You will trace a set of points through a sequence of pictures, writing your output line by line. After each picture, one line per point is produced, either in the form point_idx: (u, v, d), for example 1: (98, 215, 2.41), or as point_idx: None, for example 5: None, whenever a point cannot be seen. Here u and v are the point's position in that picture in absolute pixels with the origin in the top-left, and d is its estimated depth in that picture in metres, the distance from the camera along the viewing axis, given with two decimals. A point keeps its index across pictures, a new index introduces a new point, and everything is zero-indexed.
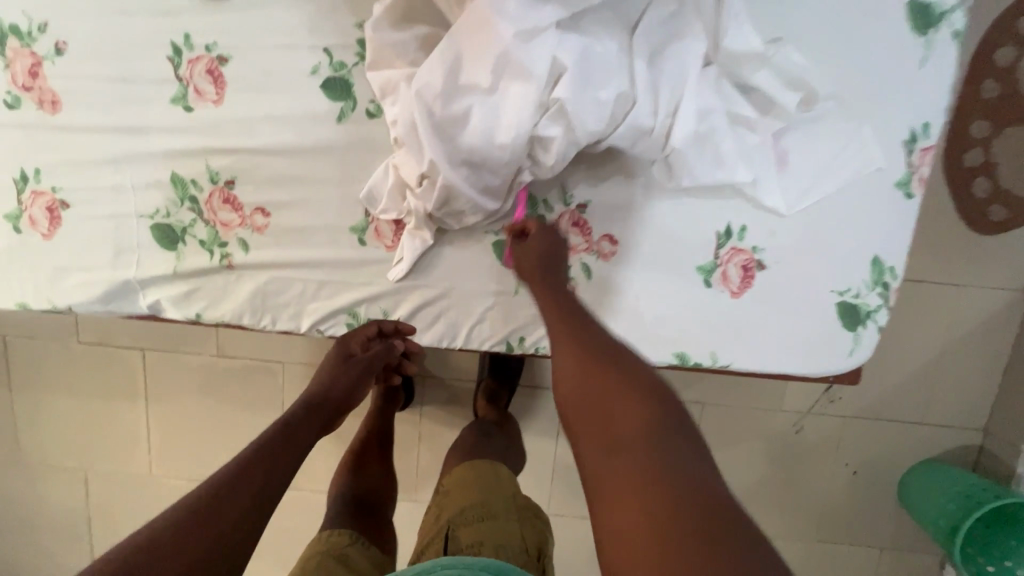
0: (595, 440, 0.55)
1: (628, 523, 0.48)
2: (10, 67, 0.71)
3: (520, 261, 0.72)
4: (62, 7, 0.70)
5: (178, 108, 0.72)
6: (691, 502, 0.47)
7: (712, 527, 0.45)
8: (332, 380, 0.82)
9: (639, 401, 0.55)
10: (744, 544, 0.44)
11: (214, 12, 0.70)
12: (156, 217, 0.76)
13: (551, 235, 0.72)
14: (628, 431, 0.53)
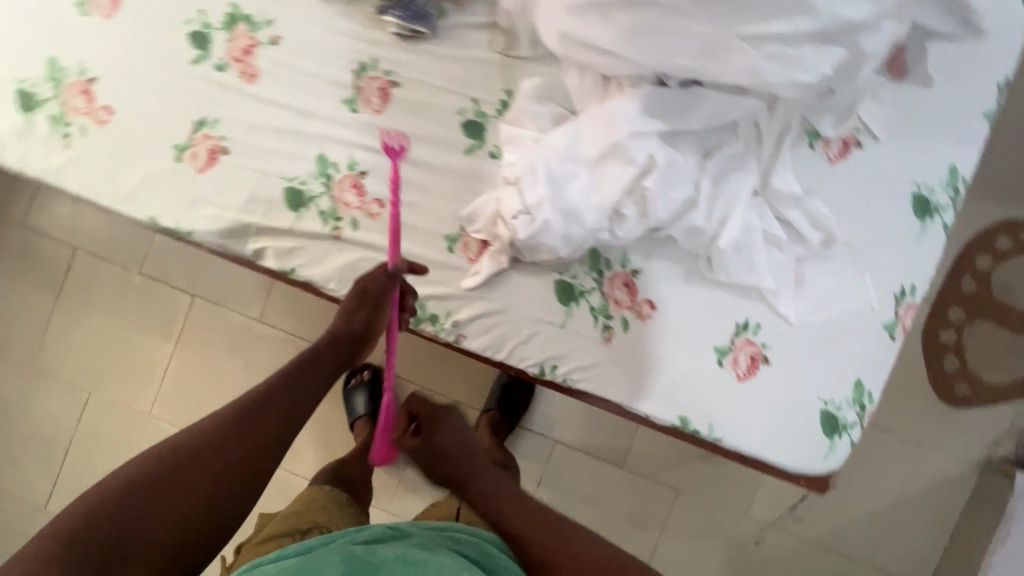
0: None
1: None
2: (231, 42, 0.91)
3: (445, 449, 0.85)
4: (289, 13, 0.91)
5: (346, 108, 0.91)
6: None
7: None
8: (351, 314, 0.86)
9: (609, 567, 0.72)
10: None
11: (401, 49, 0.90)
12: (292, 182, 0.92)
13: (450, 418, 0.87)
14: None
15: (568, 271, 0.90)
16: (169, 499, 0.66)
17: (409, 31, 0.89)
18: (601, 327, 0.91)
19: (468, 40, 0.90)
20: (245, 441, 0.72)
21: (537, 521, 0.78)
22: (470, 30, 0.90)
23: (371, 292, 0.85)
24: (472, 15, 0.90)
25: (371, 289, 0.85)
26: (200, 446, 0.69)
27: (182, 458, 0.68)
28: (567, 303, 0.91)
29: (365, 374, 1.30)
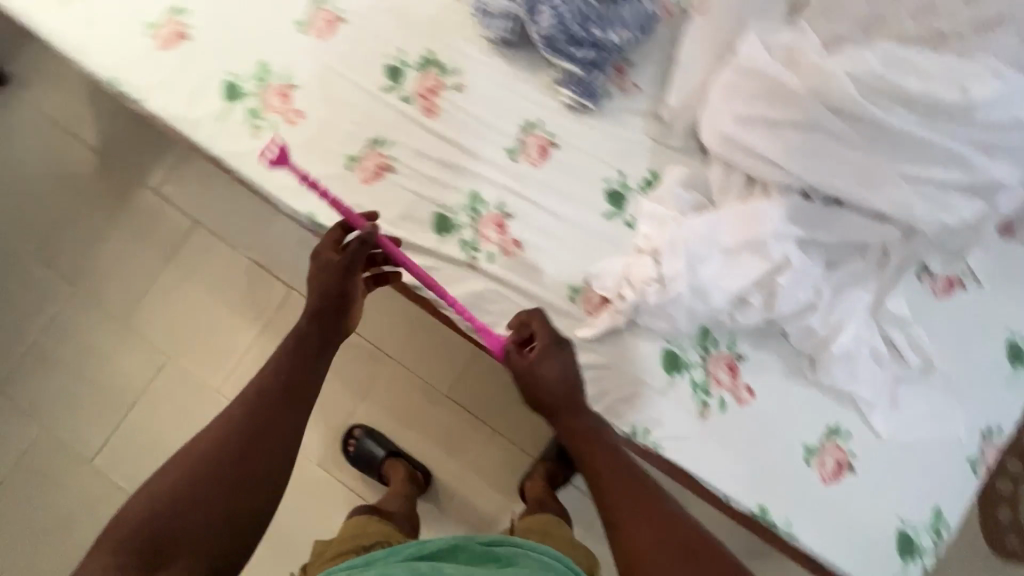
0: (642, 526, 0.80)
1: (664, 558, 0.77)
2: (421, 81, 1.04)
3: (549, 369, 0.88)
4: (477, 68, 1.04)
5: (506, 156, 1.02)
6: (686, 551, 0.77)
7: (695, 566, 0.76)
8: (323, 283, 0.89)
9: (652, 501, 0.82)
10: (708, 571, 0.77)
11: (566, 117, 1.02)
12: (442, 209, 1.01)
13: (559, 350, 0.89)
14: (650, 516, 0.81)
15: (676, 342, 0.96)
16: (199, 503, 0.73)
17: (577, 104, 1.01)
18: (699, 403, 0.95)
19: (626, 123, 1.02)
20: (237, 438, 0.79)
21: (618, 477, 0.84)
22: (630, 114, 1.02)
23: (324, 261, 0.89)
24: (634, 102, 1.02)
25: (331, 259, 0.89)
26: (198, 464, 0.76)
27: (193, 479, 0.75)
28: (671, 373, 0.96)
29: (357, 433, 1.32)
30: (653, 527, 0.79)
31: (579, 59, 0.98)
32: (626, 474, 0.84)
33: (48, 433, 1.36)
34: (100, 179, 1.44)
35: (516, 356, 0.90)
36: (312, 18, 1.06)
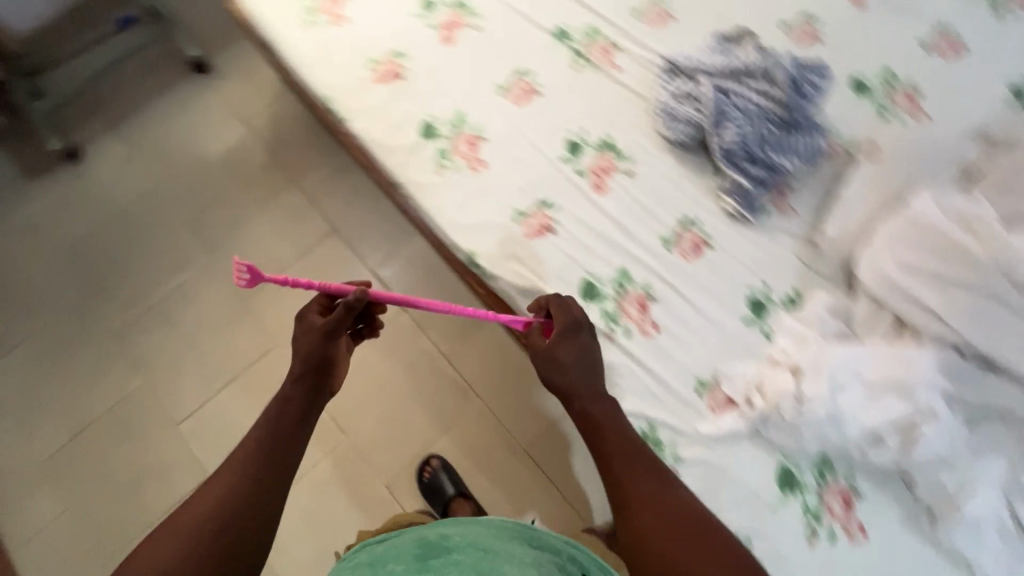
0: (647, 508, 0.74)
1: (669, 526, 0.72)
2: (596, 159, 1.13)
3: (567, 350, 0.86)
4: (648, 160, 1.13)
5: (660, 243, 1.08)
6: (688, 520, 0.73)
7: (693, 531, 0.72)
8: (305, 349, 0.86)
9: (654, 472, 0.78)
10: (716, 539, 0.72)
11: (724, 222, 1.09)
12: (591, 277, 1.07)
13: (576, 334, 0.88)
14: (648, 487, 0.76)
15: (794, 461, 0.96)
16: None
17: (735, 214, 1.08)
18: (809, 529, 0.93)
19: (779, 240, 1.08)
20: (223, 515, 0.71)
21: (634, 463, 0.79)
22: (784, 234, 1.08)
23: (314, 326, 0.87)
24: (790, 223, 1.08)
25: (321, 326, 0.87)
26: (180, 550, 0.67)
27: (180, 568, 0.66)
28: (785, 492, 0.95)
29: (434, 463, 1.35)
30: (661, 509, 0.74)
31: (751, 175, 1.06)
32: (636, 455, 0.79)
33: (146, 388, 1.43)
34: (262, 171, 1.59)
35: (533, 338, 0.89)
36: (512, 85, 1.19)
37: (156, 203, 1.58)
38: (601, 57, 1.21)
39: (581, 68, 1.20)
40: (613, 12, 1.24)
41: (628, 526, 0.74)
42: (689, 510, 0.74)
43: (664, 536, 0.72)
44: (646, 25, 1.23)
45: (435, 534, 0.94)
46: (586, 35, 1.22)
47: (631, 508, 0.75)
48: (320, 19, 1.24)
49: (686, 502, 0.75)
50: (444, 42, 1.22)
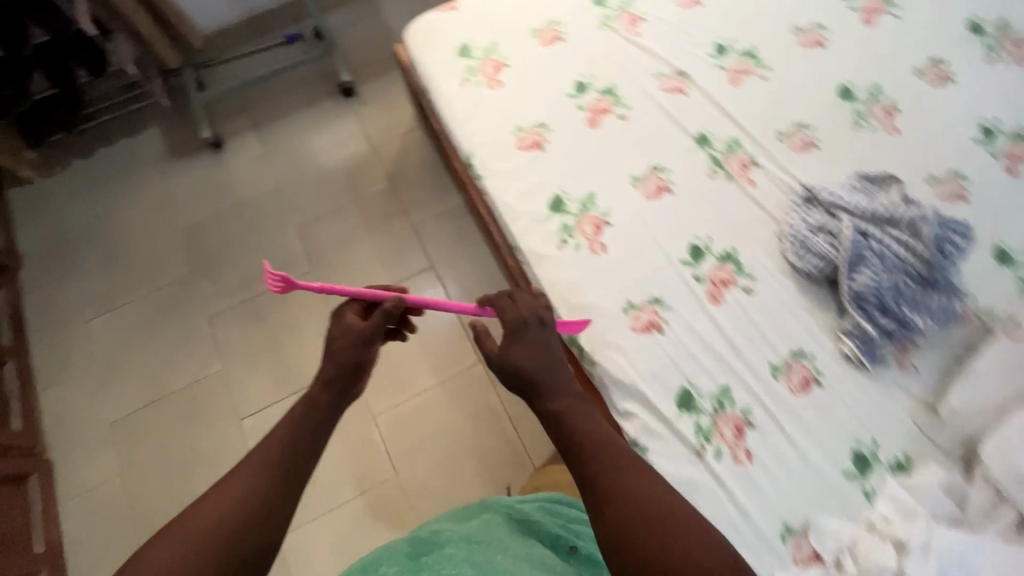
0: (610, 494, 0.72)
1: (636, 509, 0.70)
2: (718, 270, 1.12)
3: (522, 356, 0.84)
4: (772, 282, 1.11)
5: (769, 370, 1.05)
6: (649, 497, 0.72)
7: (659, 508, 0.70)
8: (336, 352, 0.84)
9: (607, 449, 0.77)
10: (682, 515, 0.70)
11: (840, 364, 1.05)
12: (690, 387, 1.04)
13: (530, 333, 0.86)
14: (604, 469, 0.74)
15: None
16: None
17: (852, 359, 1.04)
18: None
19: (896, 397, 1.03)
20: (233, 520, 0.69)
21: (594, 453, 0.76)
22: (902, 391, 1.03)
23: (350, 328, 0.84)
24: (909, 382, 1.04)
25: (359, 329, 0.84)
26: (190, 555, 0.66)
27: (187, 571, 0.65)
28: None
29: None
30: (632, 498, 0.71)
31: (879, 324, 1.03)
32: (597, 442, 0.77)
33: (222, 376, 1.48)
34: (378, 197, 1.68)
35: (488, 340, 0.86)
36: (646, 178, 1.21)
37: (275, 204, 1.67)
38: (738, 169, 1.22)
39: (717, 176, 1.21)
40: (757, 129, 1.26)
41: (610, 526, 0.70)
42: (664, 500, 0.71)
43: (645, 528, 0.69)
44: (787, 148, 1.24)
45: (427, 534, 0.92)
46: (726, 145, 1.24)
47: (611, 509, 0.71)
48: (478, 79, 1.31)
49: (652, 486, 0.73)
50: (588, 124, 1.27)
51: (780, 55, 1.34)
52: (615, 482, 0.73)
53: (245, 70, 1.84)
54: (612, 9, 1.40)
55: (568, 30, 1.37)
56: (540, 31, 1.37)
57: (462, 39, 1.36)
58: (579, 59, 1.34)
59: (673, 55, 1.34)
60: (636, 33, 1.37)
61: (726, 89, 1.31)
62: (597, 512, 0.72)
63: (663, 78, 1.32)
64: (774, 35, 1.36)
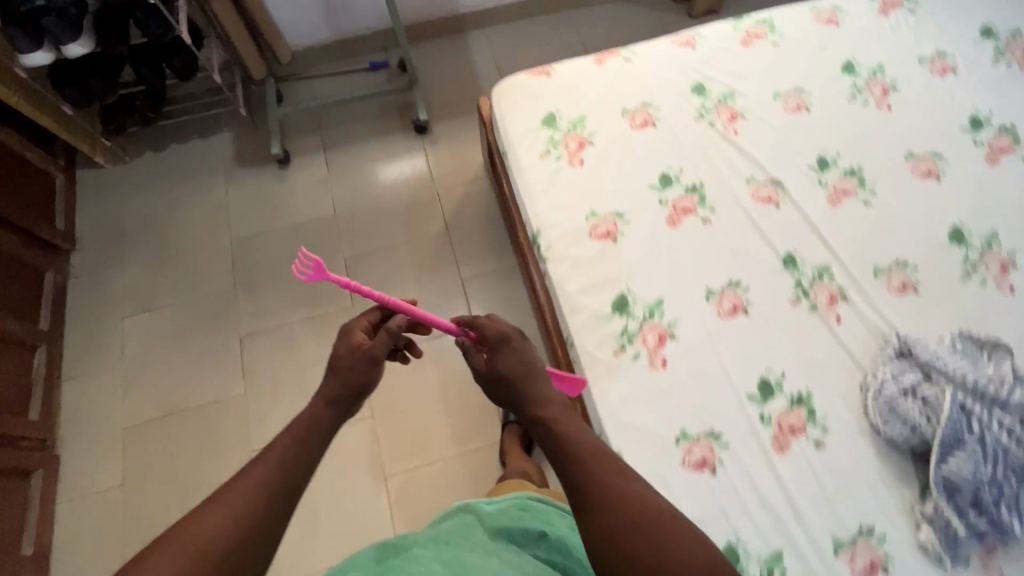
0: (595, 505, 0.66)
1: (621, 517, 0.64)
2: (787, 415, 1.01)
3: (505, 365, 0.80)
4: (847, 440, 0.99)
5: (831, 544, 0.93)
6: (636, 506, 0.65)
7: (648, 518, 0.64)
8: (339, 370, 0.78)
9: (589, 451, 0.71)
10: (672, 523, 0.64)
11: (915, 555, 0.92)
12: (738, 544, 0.93)
13: (512, 343, 0.82)
14: (589, 474, 0.69)
15: None
16: None
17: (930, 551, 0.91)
18: None
19: None
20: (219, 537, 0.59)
21: (573, 451, 0.71)
22: None
23: (361, 349, 0.78)
24: None
25: (369, 350, 0.79)
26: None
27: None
28: None
29: None
30: (616, 500, 0.66)
31: (969, 522, 0.89)
32: (577, 442, 0.72)
33: (242, 401, 1.43)
34: (431, 241, 1.63)
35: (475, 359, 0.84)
36: (722, 293, 1.11)
37: (328, 230, 1.65)
38: (825, 302, 1.11)
39: (800, 305, 1.11)
40: (853, 260, 1.15)
41: (592, 530, 0.65)
42: (649, 503, 0.65)
43: (629, 527, 0.63)
44: (883, 287, 1.13)
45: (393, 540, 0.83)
46: (816, 272, 1.14)
47: (593, 513, 0.66)
48: (559, 152, 1.25)
49: (635, 489, 0.67)
50: (669, 222, 1.18)
51: (888, 179, 1.23)
52: (600, 490, 0.67)
53: (325, 89, 1.83)
54: (712, 100, 1.32)
55: (662, 115, 1.30)
56: (633, 112, 1.30)
57: (551, 107, 1.31)
58: (669, 148, 1.26)
59: (771, 160, 1.25)
60: (733, 130, 1.28)
61: (823, 208, 1.21)
62: (581, 516, 0.67)
63: (757, 184, 1.22)
64: (886, 156, 1.25)
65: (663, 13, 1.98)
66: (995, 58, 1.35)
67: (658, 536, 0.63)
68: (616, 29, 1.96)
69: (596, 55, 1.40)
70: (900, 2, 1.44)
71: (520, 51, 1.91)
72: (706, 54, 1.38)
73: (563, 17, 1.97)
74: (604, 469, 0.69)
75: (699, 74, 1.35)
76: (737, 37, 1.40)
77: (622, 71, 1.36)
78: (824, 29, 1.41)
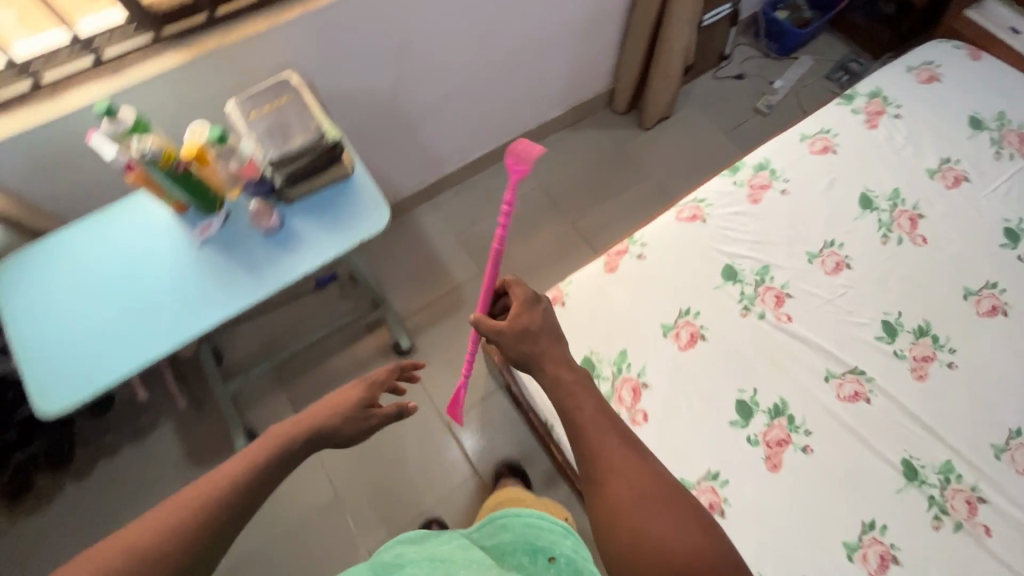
0: (611, 470, 0.69)
1: (637, 487, 0.68)
2: (866, 555, 0.95)
3: (531, 318, 0.81)
4: None
5: None
6: (651, 479, 0.69)
7: (663, 497, 0.67)
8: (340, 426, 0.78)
9: (616, 423, 0.74)
10: (686, 504, 0.68)
11: None
12: None
13: (536, 299, 0.83)
14: (613, 438, 0.72)
15: None
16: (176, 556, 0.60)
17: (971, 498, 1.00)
18: None
19: None
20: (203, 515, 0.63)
21: (598, 424, 0.73)
22: None
23: (369, 418, 0.81)
24: None
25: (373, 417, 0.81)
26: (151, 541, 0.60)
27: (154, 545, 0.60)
28: None
29: None
30: (634, 475, 0.68)
31: None
32: (610, 428, 0.73)
33: None
34: (464, 490, 1.38)
35: (489, 321, 0.81)
36: (865, 545, 0.96)
37: (339, 517, 1.35)
38: (966, 512, 0.98)
39: (943, 527, 0.97)
40: (969, 447, 1.03)
41: (600, 500, 0.68)
42: (666, 485, 0.69)
43: (639, 500, 0.66)
44: (1011, 469, 1.02)
45: (394, 554, 0.93)
46: (942, 475, 1.01)
47: (604, 487, 0.69)
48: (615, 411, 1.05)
49: (655, 471, 0.70)
50: (770, 467, 1.01)
51: (959, 329, 1.13)
52: (618, 458, 0.70)
53: (273, 329, 1.53)
54: (750, 283, 1.17)
55: (707, 322, 1.13)
56: (674, 328, 1.12)
57: (583, 349, 1.11)
58: (731, 364, 1.09)
59: (840, 344, 1.12)
60: (785, 317, 1.14)
61: (913, 387, 1.08)
62: (594, 485, 0.70)
63: (837, 379, 1.08)
64: (946, 300, 1.15)
65: (613, 131, 1.83)
66: (997, 152, 1.29)
67: (668, 508, 0.67)
68: (572, 162, 1.78)
69: (604, 256, 1.21)
70: (882, 107, 1.36)
71: (480, 218, 1.69)
72: (719, 225, 1.23)
73: (511, 164, 1.77)
74: (629, 444, 0.72)
75: (722, 254, 1.20)
76: (742, 194, 1.26)
77: (641, 273, 1.17)
78: (824, 159, 1.29)
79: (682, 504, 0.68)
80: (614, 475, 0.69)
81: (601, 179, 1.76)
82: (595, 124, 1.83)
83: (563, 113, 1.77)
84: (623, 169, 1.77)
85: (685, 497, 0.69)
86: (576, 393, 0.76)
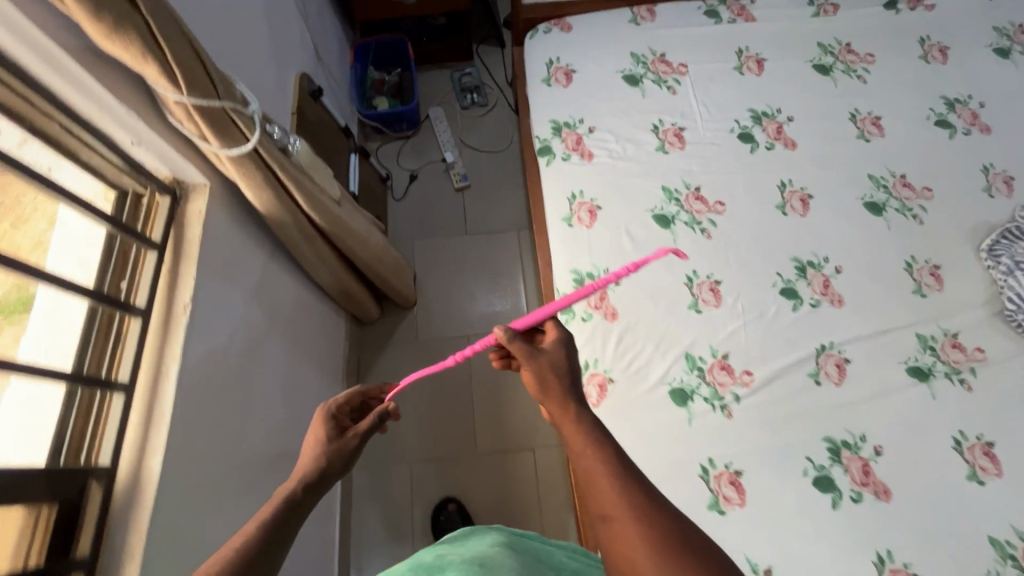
0: (613, 506, 0.55)
1: (640, 529, 0.53)
2: (981, 463, 1.01)
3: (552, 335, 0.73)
4: None
5: None
6: (668, 526, 0.53)
7: (686, 550, 0.51)
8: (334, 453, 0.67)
9: (606, 450, 0.60)
10: (715, 558, 0.51)
11: None
12: None
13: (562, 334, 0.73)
14: (598, 469, 0.58)
15: None
16: None
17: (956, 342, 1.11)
18: None
19: None
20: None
21: (597, 454, 0.59)
22: None
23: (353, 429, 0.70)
24: None
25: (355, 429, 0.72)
26: None
27: None
28: None
29: None
30: (646, 518, 0.53)
31: None
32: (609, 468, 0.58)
33: None
34: None
35: (516, 343, 0.69)
36: (974, 460, 1.01)
37: None
38: (962, 353, 1.10)
39: (971, 381, 1.07)
40: (911, 311, 1.13)
41: (610, 549, 0.54)
42: (680, 529, 0.53)
43: (654, 550, 0.51)
44: (936, 292, 1.15)
45: (427, 554, 0.70)
46: (928, 349, 1.10)
47: (611, 532, 0.54)
48: None
49: (665, 514, 0.54)
50: (886, 496, 0.99)
51: (811, 239, 1.19)
52: (618, 491, 0.56)
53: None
54: (699, 384, 1.07)
55: (724, 456, 1.02)
56: (716, 494, 0.99)
57: None
58: (775, 461, 1.01)
59: (789, 344, 1.10)
60: (746, 374, 1.08)
61: (846, 314, 1.13)
62: (602, 529, 0.55)
63: (821, 371, 1.08)
64: (781, 229, 1.20)
65: (393, 337, 1.50)
66: (667, 87, 1.33)
67: (690, 560, 0.51)
68: (401, 406, 1.44)
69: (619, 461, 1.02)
70: (575, 133, 1.29)
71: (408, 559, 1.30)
72: (623, 367, 1.08)
73: (365, 477, 1.39)
74: (630, 481, 0.57)
75: (654, 387, 1.07)
76: (599, 321, 1.12)
77: None
78: (601, 220, 1.20)
79: (711, 552, 0.51)
80: (622, 522, 0.54)
81: (440, 385, 1.46)
82: (372, 351, 1.49)
83: (342, 385, 1.38)
84: (442, 355, 1.47)
85: (710, 545, 0.52)
86: (567, 421, 0.63)
